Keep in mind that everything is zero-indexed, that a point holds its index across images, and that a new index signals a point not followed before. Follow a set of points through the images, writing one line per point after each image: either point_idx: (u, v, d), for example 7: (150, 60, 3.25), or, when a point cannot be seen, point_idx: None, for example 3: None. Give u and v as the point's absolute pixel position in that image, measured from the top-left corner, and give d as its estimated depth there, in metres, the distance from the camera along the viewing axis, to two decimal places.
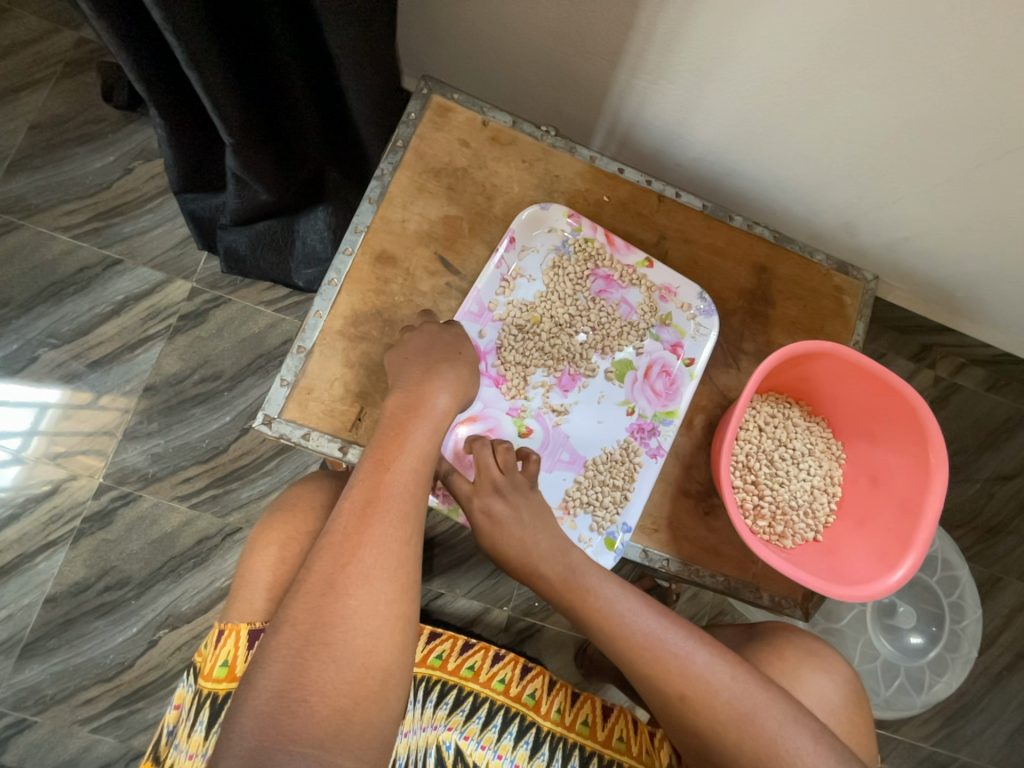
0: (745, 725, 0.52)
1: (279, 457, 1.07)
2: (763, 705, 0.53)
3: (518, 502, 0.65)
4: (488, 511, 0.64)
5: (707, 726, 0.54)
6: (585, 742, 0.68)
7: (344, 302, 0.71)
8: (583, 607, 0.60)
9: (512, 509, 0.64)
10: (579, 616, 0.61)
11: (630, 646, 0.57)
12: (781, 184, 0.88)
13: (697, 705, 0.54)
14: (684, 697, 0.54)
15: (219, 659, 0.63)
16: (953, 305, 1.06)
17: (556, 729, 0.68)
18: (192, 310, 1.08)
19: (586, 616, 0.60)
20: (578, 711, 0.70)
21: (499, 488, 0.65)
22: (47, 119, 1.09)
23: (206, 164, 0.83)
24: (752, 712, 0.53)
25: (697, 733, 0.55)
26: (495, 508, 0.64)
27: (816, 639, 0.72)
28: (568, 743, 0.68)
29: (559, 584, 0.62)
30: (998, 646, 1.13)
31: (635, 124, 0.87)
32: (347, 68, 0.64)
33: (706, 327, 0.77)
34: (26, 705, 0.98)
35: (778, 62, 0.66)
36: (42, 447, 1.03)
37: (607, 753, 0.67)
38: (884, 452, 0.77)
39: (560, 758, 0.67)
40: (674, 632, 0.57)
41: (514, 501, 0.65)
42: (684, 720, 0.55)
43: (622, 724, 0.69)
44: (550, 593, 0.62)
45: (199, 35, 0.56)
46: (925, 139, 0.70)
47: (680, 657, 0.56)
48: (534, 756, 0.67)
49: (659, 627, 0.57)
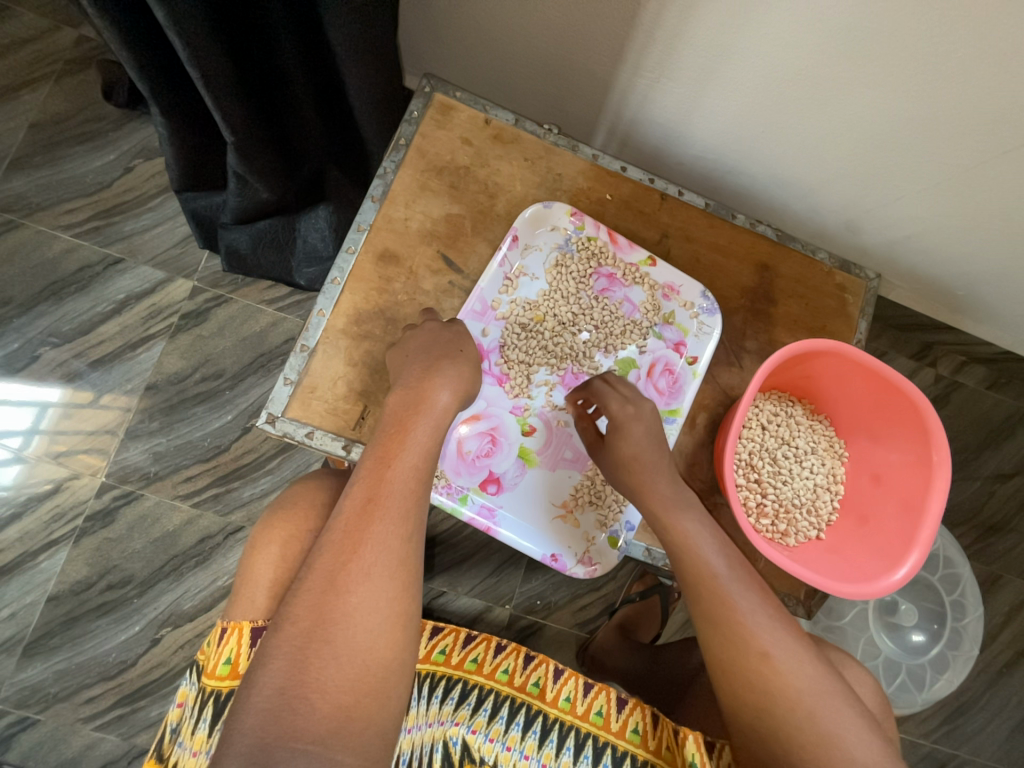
0: (813, 705, 0.52)
1: (281, 456, 1.07)
2: (832, 692, 0.53)
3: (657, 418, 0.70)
4: (638, 420, 0.68)
5: (774, 694, 0.53)
6: (599, 732, 0.66)
7: (347, 301, 0.71)
8: (688, 548, 0.61)
9: (656, 421, 0.69)
10: (679, 554, 0.61)
11: (724, 594, 0.58)
12: (783, 183, 0.88)
13: (775, 669, 0.54)
14: (766, 656, 0.54)
15: (222, 657, 0.62)
16: (955, 303, 1.06)
17: (565, 718, 0.67)
18: (193, 308, 1.08)
19: (686, 554, 0.61)
20: (591, 700, 0.68)
21: (643, 402, 0.70)
22: (47, 117, 1.08)
23: (207, 163, 0.83)
24: (823, 694, 0.53)
25: (758, 698, 0.54)
26: (644, 416, 0.68)
27: (840, 650, 0.69)
28: (580, 733, 0.66)
29: (669, 521, 0.63)
30: (999, 643, 1.13)
31: (638, 122, 0.87)
32: (349, 66, 0.64)
33: (708, 326, 0.77)
34: (29, 703, 0.98)
35: (781, 61, 0.66)
36: (43, 446, 1.03)
37: (622, 744, 0.65)
38: (887, 451, 0.78)
39: (572, 748, 0.65)
40: (766, 599, 0.58)
41: (656, 417, 0.70)
42: (749, 685, 0.54)
43: (638, 716, 0.66)
44: (660, 521, 0.63)
45: (201, 34, 0.55)
46: (928, 137, 0.70)
47: (768, 621, 0.56)
48: (543, 746, 0.66)
49: (754, 590, 0.58)
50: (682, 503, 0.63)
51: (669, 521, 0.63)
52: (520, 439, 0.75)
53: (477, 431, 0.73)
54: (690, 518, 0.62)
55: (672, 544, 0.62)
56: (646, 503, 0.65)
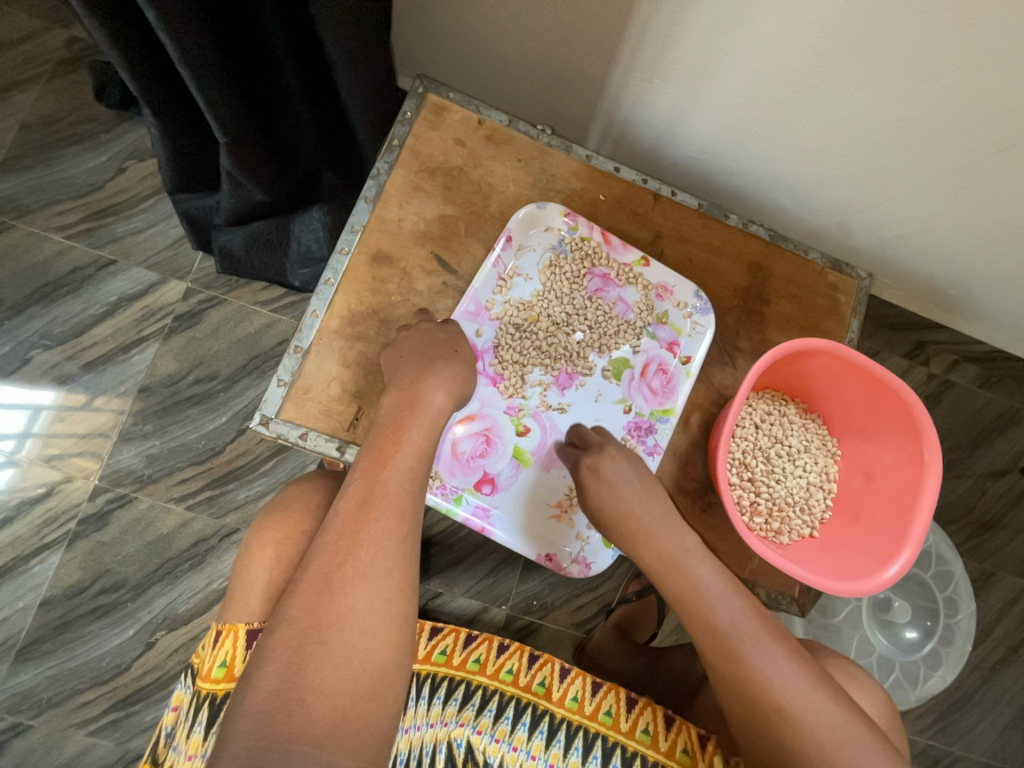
0: (838, 755, 0.51)
1: (275, 458, 1.07)
2: (856, 739, 0.52)
3: (624, 459, 0.68)
4: (594, 471, 0.67)
5: (795, 748, 0.52)
6: (608, 732, 0.66)
7: (340, 302, 0.71)
8: (693, 601, 0.61)
9: (619, 466, 0.67)
10: (686, 606, 0.61)
11: (731, 647, 0.57)
12: (775, 183, 0.89)
13: (792, 721, 0.53)
14: (781, 710, 0.53)
15: (217, 660, 0.62)
16: (947, 303, 1.06)
17: (573, 718, 0.67)
18: (187, 310, 1.08)
19: (691, 608, 0.60)
20: (600, 700, 0.68)
21: (605, 448, 0.69)
22: (39, 118, 1.08)
23: (200, 164, 0.83)
24: (845, 743, 0.51)
25: (780, 751, 0.53)
26: (603, 468, 0.67)
27: (839, 654, 0.70)
28: (589, 733, 0.66)
29: (672, 574, 0.63)
30: (992, 640, 1.14)
31: (631, 122, 0.87)
32: (342, 67, 0.64)
33: (702, 326, 0.77)
34: (21, 709, 0.97)
35: (773, 63, 0.66)
36: (35, 449, 1.02)
37: (631, 744, 0.65)
38: (878, 449, 0.78)
39: (581, 748, 0.65)
40: (780, 644, 0.57)
41: (621, 460, 0.68)
42: (770, 738, 0.53)
43: (648, 716, 0.67)
44: (662, 576, 0.64)
45: (191, 34, 0.55)
46: (918, 137, 0.71)
47: (781, 670, 0.55)
48: (551, 746, 0.66)
49: (765, 637, 0.57)
50: (680, 553, 0.63)
51: (671, 575, 0.63)
52: (515, 440, 0.75)
53: (472, 431, 0.73)
54: (692, 569, 0.62)
55: (677, 598, 0.62)
56: (645, 559, 0.65)
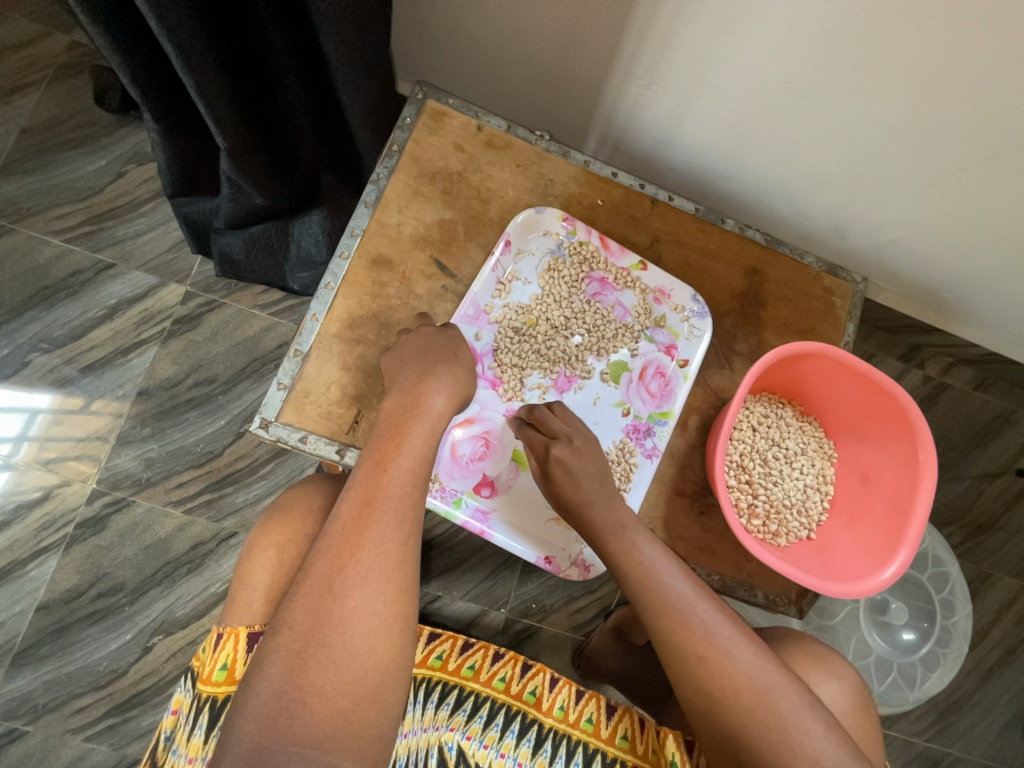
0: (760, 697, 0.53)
1: (274, 461, 1.07)
2: (780, 685, 0.53)
3: (587, 454, 0.68)
4: (560, 462, 0.67)
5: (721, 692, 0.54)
6: (589, 739, 0.66)
7: (340, 306, 0.72)
8: (630, 562, 0.61)
9: (582, 461, 0.67)
10: (621, 567, 0.62)
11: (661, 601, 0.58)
12: (771, 188, 0.89)
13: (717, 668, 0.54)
14: (703, 658, 0.55)
15: (218, 663, 0.62)
16: (942, 306, 1.07)
17: (559, 727, 0.67)
18: (186, 313, 1.08)
19: (628, 570, 0.61)
20: (582, 708, 0.69)
21: (571, 441, 0.68)
22: (39, 122, 1.08)
23: (201, 168, 0.83)
24: (764, 687, 0.53)
25: (706, 699, 0.54)
26: (569, 460, 0.67)
27: (830, 650, 0.71)
28: (571, 740, 0.66)
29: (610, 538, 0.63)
30: (989, 641, 1.14)
31: (628, 128, 0.88)
32: (342, 73, 0.64)
33: (699, 329, 0.78)
34: (17, 715, 0.97)
35: (766, 69, 0.67)
36: (32, 453, 1.02)
37: (611, 750, 0.66)
38: (875, 451, 0.79)
39: (564, 756, 0.66)
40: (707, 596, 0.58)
41: (585, 456, 0.67)
42: (700, 688, 0.54)
43: (627, 723, 0.67)
44: (599, 543, 0.64)
45: (193, 39, 0.56)
46: (913, 143, 0.72)
47: (708, 623, 0.56)
48: (536, 754, 0.66)
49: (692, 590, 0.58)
50: (616, 520, 0.64)
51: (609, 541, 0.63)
52: (514, 443, 0.75)
53: (472, 434, 0.74)
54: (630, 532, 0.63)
55: (615, 562, 0.62)
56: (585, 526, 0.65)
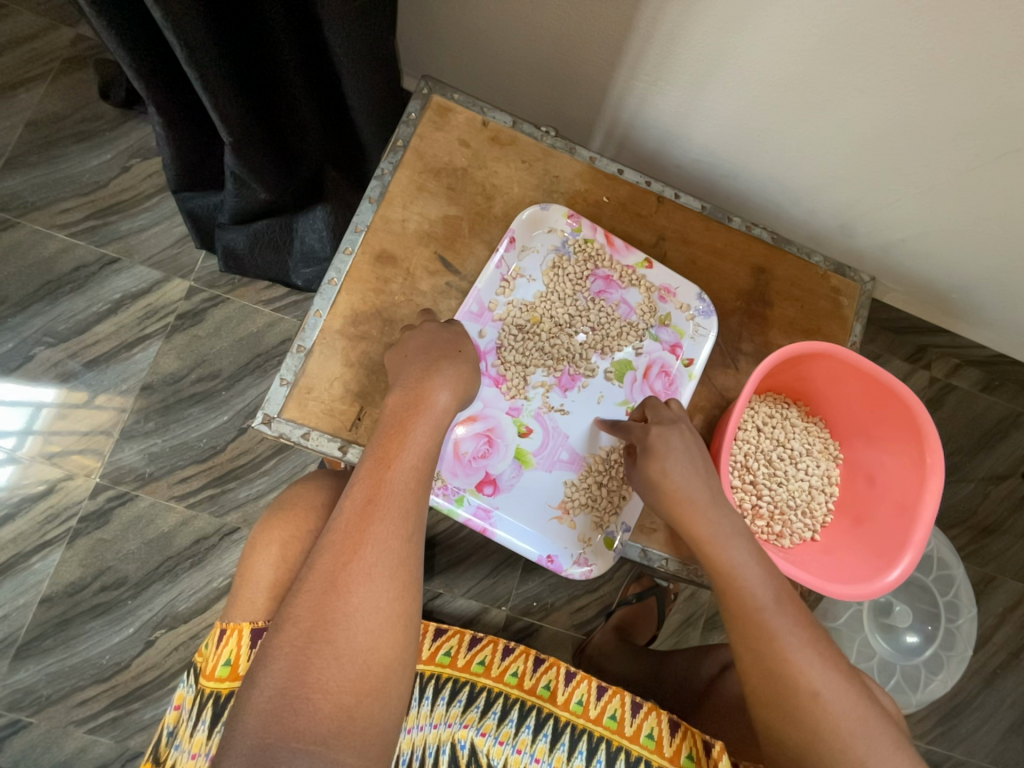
0: (864, 746, 0.50)
1: (277, 456, 1.07)
2: (882, 732, 0.51)
3: (692, 440, 0.66)
4: (662, 438, 0.65)
5: (820, 733, 0.51)
6: (612, 736, 0.64)
7: (344, 301, 0.71)
8: (734, 578, 0.58)
9: (688, 444, 0.65)
10: (726, 581, 0.59)
11: (775, 627, 0.55)
12: (778, 185, 0.88)
13: (825, 709, 0.51)
14: (818, 694, 0.52)
15: (221, 658, 0.62)
16: (949, 307, 1.06)
17: (577, 722, 0.66)
18: (190, 308, 1.08)
19: (739, 582, 0.58)
20: (605, 705, 0.67)
21: (676, 425, 0.67)
22: (43, 116, 1.08)
23: (205, 162, 0.83)
24: (870, 734, 0.50)
25: (806, 734, 0.51)
26: (671, 439, 0.65)
27: None
28: (592, 736, 0.65)
29: (719, 544, 0.60)
30: (992, 644, 1.14)
31: (635, 124, 0.87)
32: (346, 68, 0.64)
33: (704, 327, 0.77)
34: (21, 706, 0.97)
35: (777, 65, 0.66)
36: (36, 446, 1.03)
37: (635, 749, 0.63)
38: (880, 452, 0.78)
39: (584, 752, 0.64)
40: (817, 633, 0.55)
41: (689, 440, 0.66)
42: (799, 719, 0.52)
43: (653, 721, 0.65)
44: (703, 549, 0.61)
45: (198, 34, 0.55)
46: (926, 140, 0.70)
47: (818, 658, 0.53)
48: (554, 749, 0.65)
49: (808, 622, 0.56)
50: (729, 531, 0.61)
51: (713, 549, 0.60)
52: (516, 441, 0.75)
53: (474, 431, 0.73)
54: (735, 545, 0.60)
55: (717, 572, 0.60)
56: (691, 526, 0.62)
